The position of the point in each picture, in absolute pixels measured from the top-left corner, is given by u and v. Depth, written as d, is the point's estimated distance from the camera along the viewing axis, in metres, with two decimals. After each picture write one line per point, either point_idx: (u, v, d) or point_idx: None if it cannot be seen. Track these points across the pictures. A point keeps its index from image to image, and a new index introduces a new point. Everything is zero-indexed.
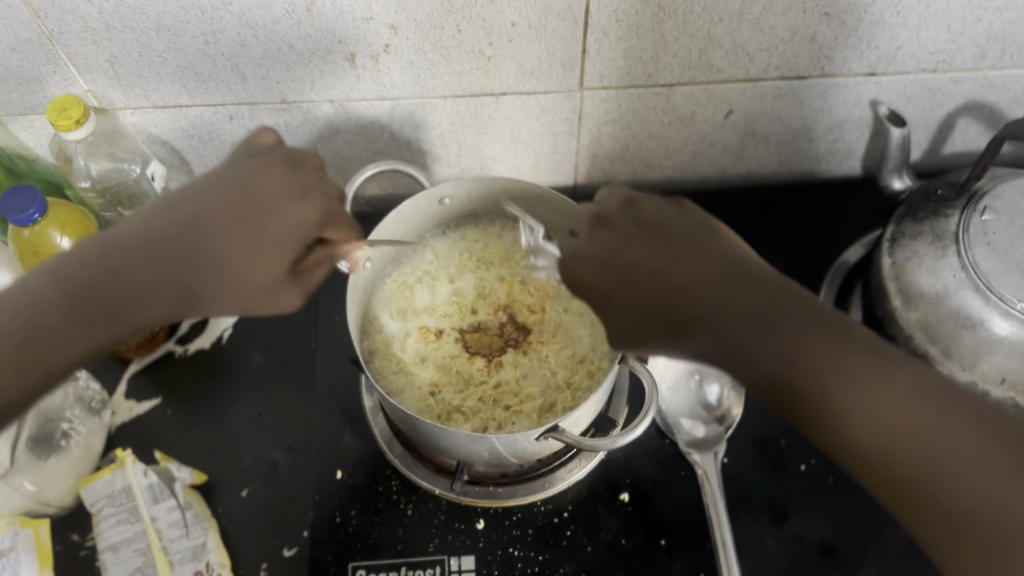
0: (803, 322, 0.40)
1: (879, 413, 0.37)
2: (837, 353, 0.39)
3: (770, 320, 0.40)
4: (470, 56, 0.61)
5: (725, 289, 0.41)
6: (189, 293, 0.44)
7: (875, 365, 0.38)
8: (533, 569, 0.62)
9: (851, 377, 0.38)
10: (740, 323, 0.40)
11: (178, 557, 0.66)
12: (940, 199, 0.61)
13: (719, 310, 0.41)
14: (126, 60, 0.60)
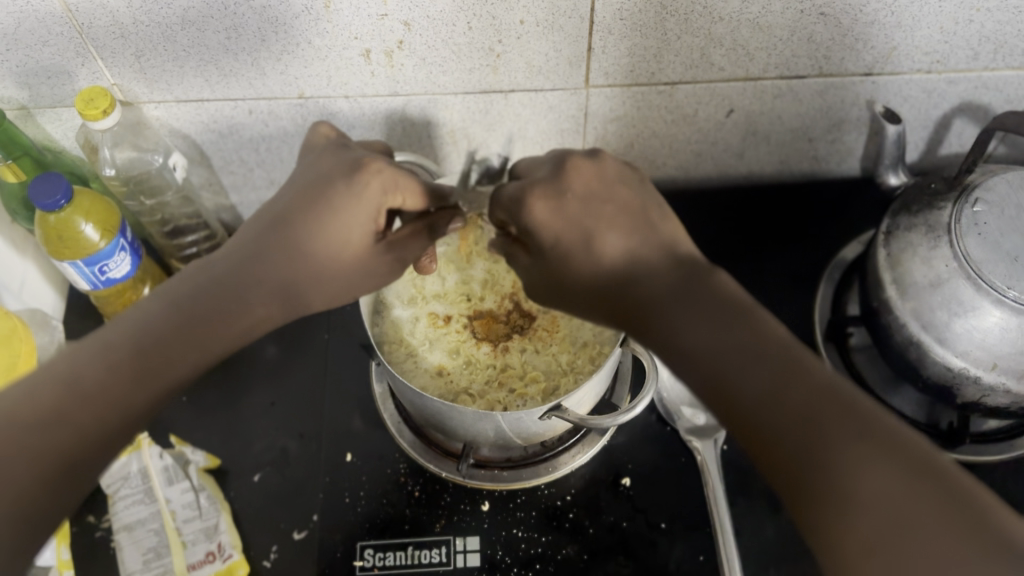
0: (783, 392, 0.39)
1: (844, 482, 0.36)
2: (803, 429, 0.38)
3: (755, 366, 0.40)
4: (480, 53, 0.64)
5: (724, 334, 0.42)
6: (290, 292, 0.48)
7: (836, 451, 0.37)
8: (536, 550, 0.64)
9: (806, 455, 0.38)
10: (723, 367, 0.41)
11: (191, 538, 0.69)
12: (934, 193, 0.63)
13: (708, 352, 0.42)
14: (151, 55, 0.63)
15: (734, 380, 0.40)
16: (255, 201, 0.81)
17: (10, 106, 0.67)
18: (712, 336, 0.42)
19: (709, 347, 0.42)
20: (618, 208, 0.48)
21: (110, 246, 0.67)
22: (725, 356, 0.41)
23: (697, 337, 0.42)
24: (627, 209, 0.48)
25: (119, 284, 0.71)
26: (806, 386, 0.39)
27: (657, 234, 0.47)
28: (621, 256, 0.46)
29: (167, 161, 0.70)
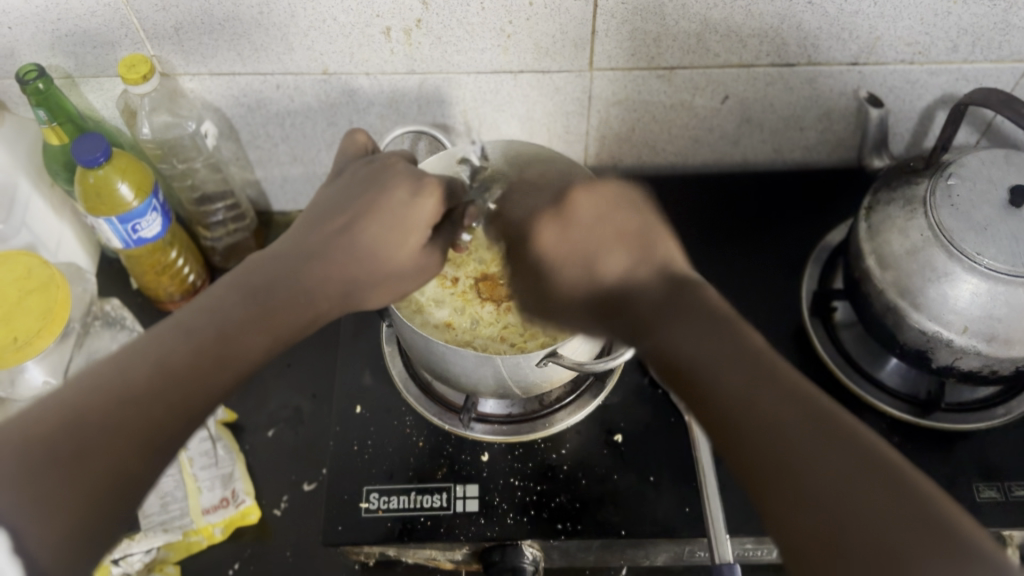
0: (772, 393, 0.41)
1: (806, 481, 0.38)
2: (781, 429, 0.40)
3: (736, 367, 0.43)
4: (492, 33, 0.69)
5: (714, 346, 0.45)
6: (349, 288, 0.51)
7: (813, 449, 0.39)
8: (532, 497, 0.67)
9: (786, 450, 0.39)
10: (706, 373, 0.44)
11: (207, 484, 0.72)
12: (912, 172, 0.67)
13: (694, 361, 0.45)
14: (189, 27, 0.69)
15: (715, 381, 0.43)
16: (278, 177, 0.86)
17: (58, 75, 0.73)
18: (700, 343, 0.45)
19: (698, 354, 0.45)
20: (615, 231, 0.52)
21: (143, 205, 0.72)
22: (712, 358, 0.44)
23: (683, 345, 0.46)
24: (624, 231, 0.52)
25: (149, 244, 0.76)
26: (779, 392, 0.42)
27: (654, 255, 0.51)
28: (616, 279, 0.51)
29: (200, 128, 0.76)
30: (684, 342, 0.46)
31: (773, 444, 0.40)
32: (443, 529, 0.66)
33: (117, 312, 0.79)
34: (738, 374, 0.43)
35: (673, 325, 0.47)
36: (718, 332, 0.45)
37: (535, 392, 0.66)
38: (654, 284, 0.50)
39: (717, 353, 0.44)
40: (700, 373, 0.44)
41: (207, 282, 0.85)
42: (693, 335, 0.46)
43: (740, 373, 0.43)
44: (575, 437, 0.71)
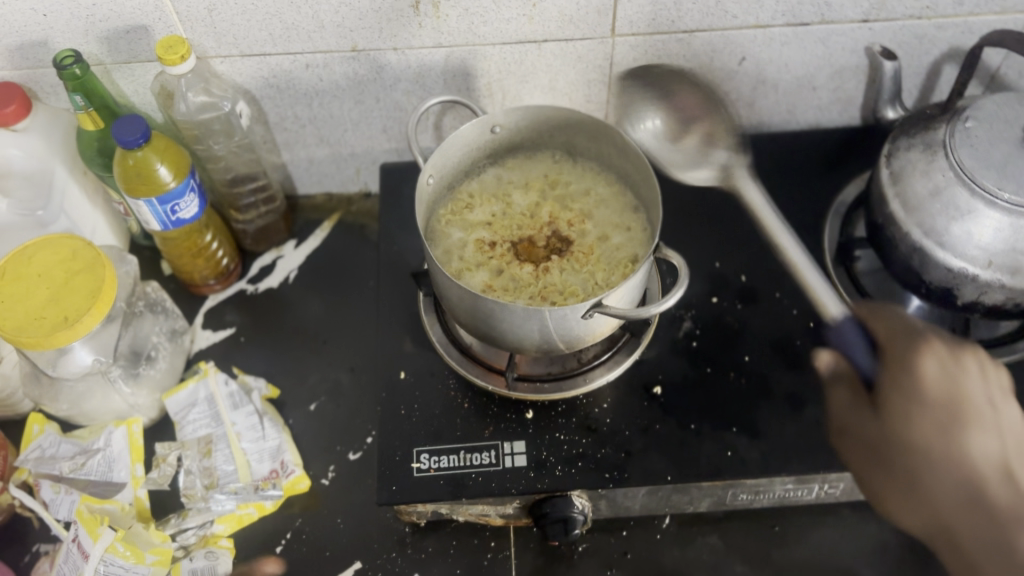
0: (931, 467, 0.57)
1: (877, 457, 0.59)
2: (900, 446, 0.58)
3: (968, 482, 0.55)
4: (518, 3, 0.71)
5: (947, 419, 0.57)
6: None
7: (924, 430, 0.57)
8: (578, 450, 0.69)
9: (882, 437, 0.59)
10: (953, 470, 0.56)
11: (256, 457, 0.74)
12: (929, 118, 0.70)
13: (958, 462, 0.56)
14: (223, 8, 0.70)
15: (959, 526, 0.55)
16: (304, 159, 0.88)
17: (91, 62, 0.74)
18: (920, 431, 0.57)
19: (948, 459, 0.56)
20: None
21: (181, 186, 0.73)
22: (984, 522, 0.54)
23: (901, 399, 0.59)
24: None
25: (187, 225, 0.77)
26: (979, 474, 0.55)
27: None
28: None
29: (234, 108, 0.77)
30: (936, 395, 0.58)
31: (964, 525, 0.55)
32: (494, 483, 0.67)
33: (156, 294, 0.81)
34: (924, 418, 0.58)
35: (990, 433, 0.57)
36: (936, 439, 0.57)
37: (578, 346, 0.68)
38: (942, 429, 0.57)
39: (911, 451, 0.57)
40: (890, 462, 0.58)
41: (239, 265, 0.87)
42: (931, 423, 0.57)
43: (936, 462, 0.57)
44: (615, 391, 0.73)
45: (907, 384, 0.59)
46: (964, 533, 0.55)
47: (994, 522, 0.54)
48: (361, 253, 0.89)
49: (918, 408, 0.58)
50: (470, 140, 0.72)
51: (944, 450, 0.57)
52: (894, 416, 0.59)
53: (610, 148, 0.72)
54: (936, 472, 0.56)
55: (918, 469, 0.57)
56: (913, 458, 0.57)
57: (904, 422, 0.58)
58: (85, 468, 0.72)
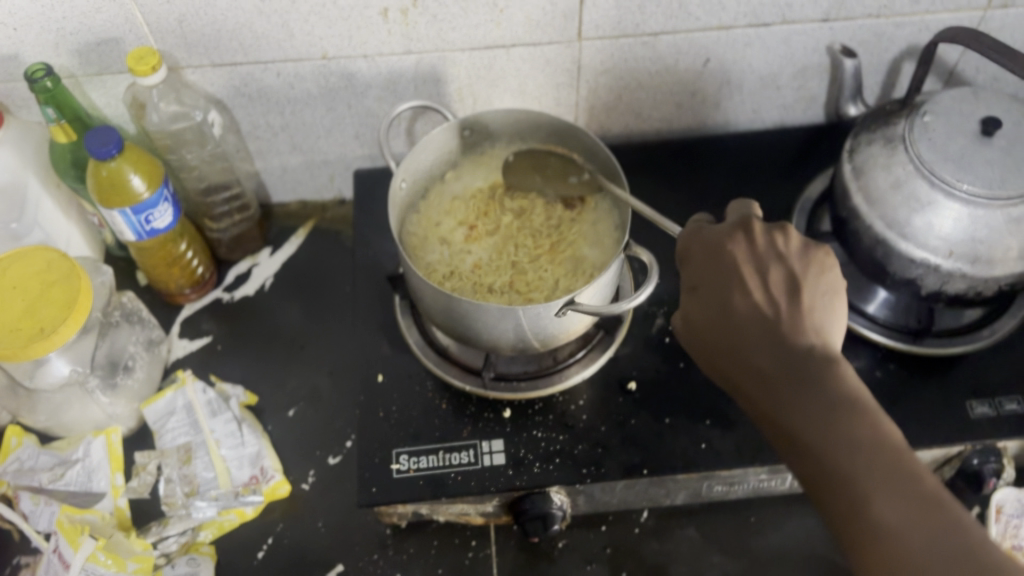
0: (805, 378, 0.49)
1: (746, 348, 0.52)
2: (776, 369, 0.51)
3: (816, 383, 0.49)
4: (485, 9, 0.72)
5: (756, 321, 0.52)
6: None
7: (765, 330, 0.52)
8: (556, 446, 0.70)
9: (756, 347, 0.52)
10: (758, 354, 0.52)
11: (236, 463, 0.74)
12: (889, 114, 0.72)
13: (801, 351, 0.50)
14: (193, 19, 0.71)
15: (773, 395, 0.50)
16: (278, 167, 0.88)
17: (62, 75, 0.74)
18: (736, 326, 0.53)
19: (758, 357, 0.51)
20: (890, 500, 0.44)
21: (154, 196, 0.74)
22: (818, 412, 0.48)
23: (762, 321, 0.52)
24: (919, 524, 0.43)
25: (161, 235, 0.77)
26: (837, 377, 0.49)
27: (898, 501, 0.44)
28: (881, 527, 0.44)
29: (207, 117, 0.78)
30: (775, 277, 0.53)
31: (822, 437, 0.47)
32: (474, 482, 0.68)
33: (133, 304, 0.81)
34: (750, 305, 0.53)
35: (836, 320, 0.52)
36: (749, 325, 0.52)
37: (553, 344, 0.69)
38: (744, 305, 0.53)
39: (738, 336, 0.53)
40: (740, 357, 0.52)
41: (215, 273, 0.87)
42: (755, 318, 0.52)
43: (751, 343, 0.52)
44: (591, 388, 0.74)
45: (749, 278, 0.54)
46: (823, 442, 0.47)
47: (836, 430, 0.47)
48: (337, 259, 0.90)
49: (737, 304, 0.53)
50: (440, 145, 0.73)
51: (789, 329, 0.51)
52: (701, 283, 0.56)
53: (578, 148, 0.73)
54: (773, 373, 0.51)
55: (748, 346, 0.52)
56: (726, 324, 0.53)
57: (752, 325, 0.52)
58: (64, 479, 0.73)
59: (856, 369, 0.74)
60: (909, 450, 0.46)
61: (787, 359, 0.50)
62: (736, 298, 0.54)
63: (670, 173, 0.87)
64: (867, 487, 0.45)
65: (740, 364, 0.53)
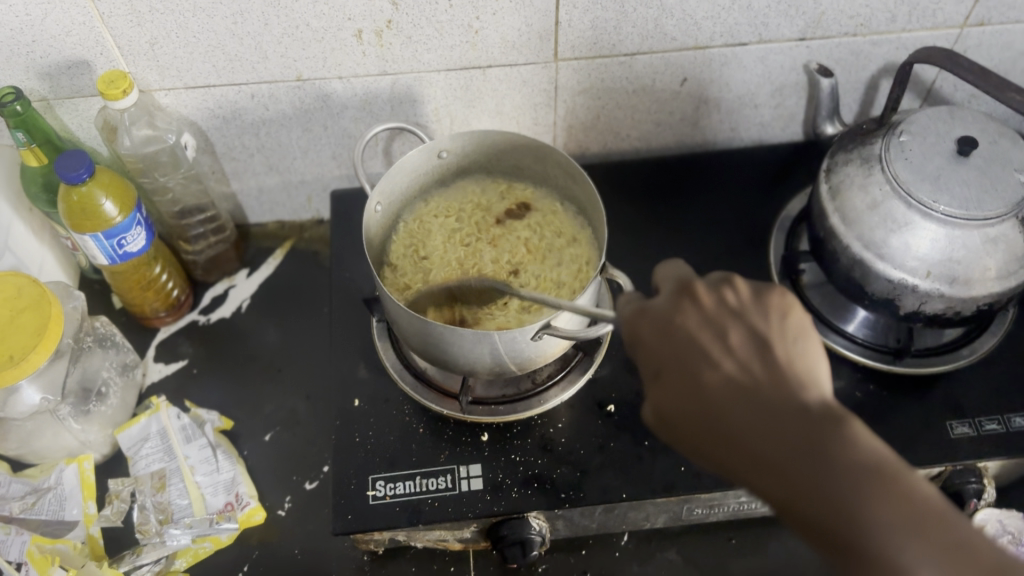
0: (800, 430, 0.38)
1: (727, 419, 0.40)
2: (761, 431, 0.39)
3: (818, 447, 0.37)
4: (460, 30, 0.72)
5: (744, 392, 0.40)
6: None
7: (743, 390, 0.40)
8: (534, 471, 0.70)
9: (741, 415, 0.39)
10: (749, 440, 0.39)
11: (210, 490, 0.73)
12: (865, 134, 0.72)
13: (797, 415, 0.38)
14: (165, 42, 0.70)
15: (754, 456, 0.39)
16: (254, 188, 0.87)
17: (33, 98, 0.73)
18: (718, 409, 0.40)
19: (759, 439, 0.38)
20: (912, 538, 0.34)
21: (127, 220, 0.73)
22: (841, 481, 0.36)
23: (728, 372, 0.41)
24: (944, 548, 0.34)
25: (134, 259, 0.77)
26: (827, 419, 0.38)
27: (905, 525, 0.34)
28: None
29: (179, 139, 0.76)
30: (739, 337, 0.42)
31: (812, 482, 0.36)
32: (451, 508, 0.67)
33: (106, 328, 0.80)
34: (725, 373, 0.41)
35: (817, 369, 0.41)
36: (734, 407, 0.40)
37: (530, 368, 0.69)
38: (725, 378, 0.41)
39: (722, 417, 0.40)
40: (730, 446, 0.39)
41: (190, 296, 0.86)
42: (733, 383, 0.41)
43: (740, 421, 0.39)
44: (570, 411, 0.73)
45: (711, 340, 0.42)
46: (818, 492, 0.36)
47: (849, 489, 0.36)
48: (315, 280, 0.89)
49: (703, 375, 0.42)
50: (415, 167, 0.73)
51: (777, 398, 0.39)
52: (664, 367, 0.43)
53: (555, 167, 0.73)
54: (761, 445, 0.38)
55: (733, 430, 0.40)
56: (701, 407, 0.41)
57: (737, 407, 0.40)
58: (36, 508, 0.71)
59: (836, 389, 0.73)
60: (903, 470, 0.36)
61: (782, 439, 0.38)
62: (704, 372, 0.42)
63: (649, 191, 0.87)
64: (884, 541, 0.34)
65: (731, 443, 0.40)
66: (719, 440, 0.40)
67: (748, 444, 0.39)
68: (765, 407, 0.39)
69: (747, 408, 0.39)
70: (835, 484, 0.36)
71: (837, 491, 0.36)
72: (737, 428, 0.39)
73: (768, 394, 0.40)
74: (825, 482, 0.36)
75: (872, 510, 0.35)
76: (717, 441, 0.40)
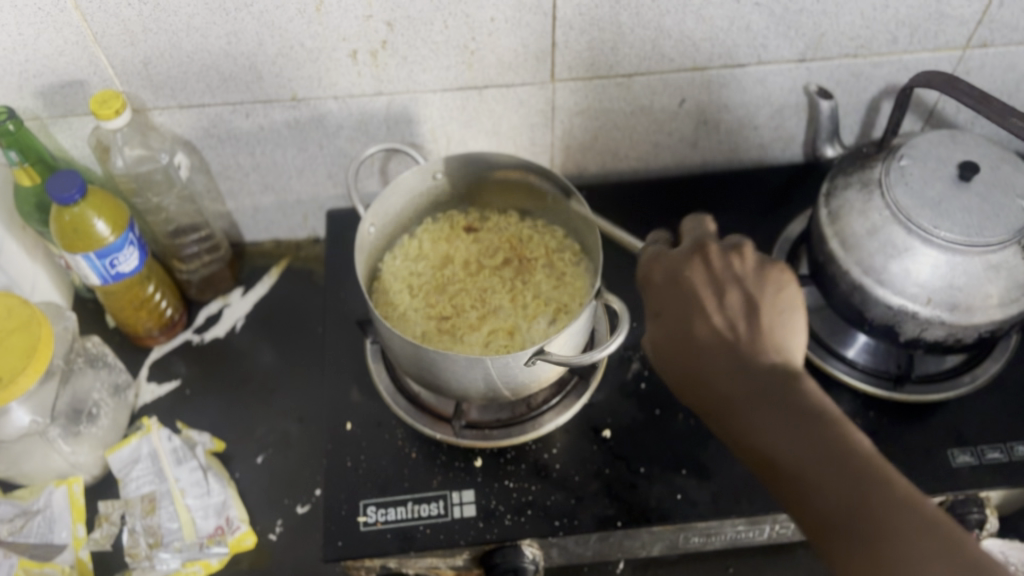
0: (779, 396, 0.48)
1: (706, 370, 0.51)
2: (742, 386, 0.49)
3: (773, 399, 0.48)
4: (456, 51, 0.72)
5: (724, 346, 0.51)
6: None
7: (735, 358, 0.50)
8: (528, 498, 0.68)
9: (728, 374, 0.50)
10: (720, 377, 0.50)
11: (201, 513, 0.72)
12: (865, 157, 0.71)
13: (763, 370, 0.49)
14: (159, 62, 0.70)
15: (741, 410, 0.49)
16: (250, 207, 0.87)
17: (27, 117, 0.73)
18: (692, 352, 0.52)
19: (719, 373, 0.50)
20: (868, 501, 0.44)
21: (119, 239, 0.72)
22: (780, 416, 0.48)
23: (726, 336, 0.51)
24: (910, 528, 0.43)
25: (127, 279, 0.76)
26: (810, 394, 0.48)
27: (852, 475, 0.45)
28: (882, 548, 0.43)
29: (172, 159, 0.77)
30: (735, 299, 0.52)
31: (793, 449, 0.47)
32: (442, 535, 0.66)
33: (98, 349, 0.79)
34: (714, 328, 0.52)
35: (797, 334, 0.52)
36: (712, 353, 0.51)
37: (524, 393, 0.68)
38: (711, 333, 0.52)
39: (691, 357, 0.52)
40: (700, 386, 0.51)
41: (184, 315, 0.86)
42: (720, 340, 0.51)
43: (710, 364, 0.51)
44: (565, 436, 0.72)
45: (708, 298, 0.53)
46: (801, 457, 0.46)
47: (806, 440, 0.47)
48: (310, 299, 0.88)
49: (698, 323, 0.52)
50: (410, 189, 0.72)
51: (805, 402, 0.48)
52: (664, 308, 0.54)
53: (551, 190, 0.72)
54: (737, 394, 0.49)
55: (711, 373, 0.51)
56: (683, 348, 0.52)
57: (714, 352, 0.51)
58: (24, 530, 0.71)
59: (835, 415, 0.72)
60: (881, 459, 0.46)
61: (746, 388, 0.49)
62: (697, 323, 0.52)
63: (647, 212, 0.86)
64: (851, 505, 0.44)
65: (708, 380, 0.51)
66: (694, 382, 0.52)
67: (716, 392, 0.50)
68: (754, 370, 0.50)
69: (733, 368, 0.50)
70: (805, 444, 0.47)
71: (817, 465, 0.46)
72: (714, 377, 0.51)
73: (758, 361, 0.50)
74: (812, 465, 0.46)
75: (835, 477, 0.45)
76: (704, 386, 0.51)
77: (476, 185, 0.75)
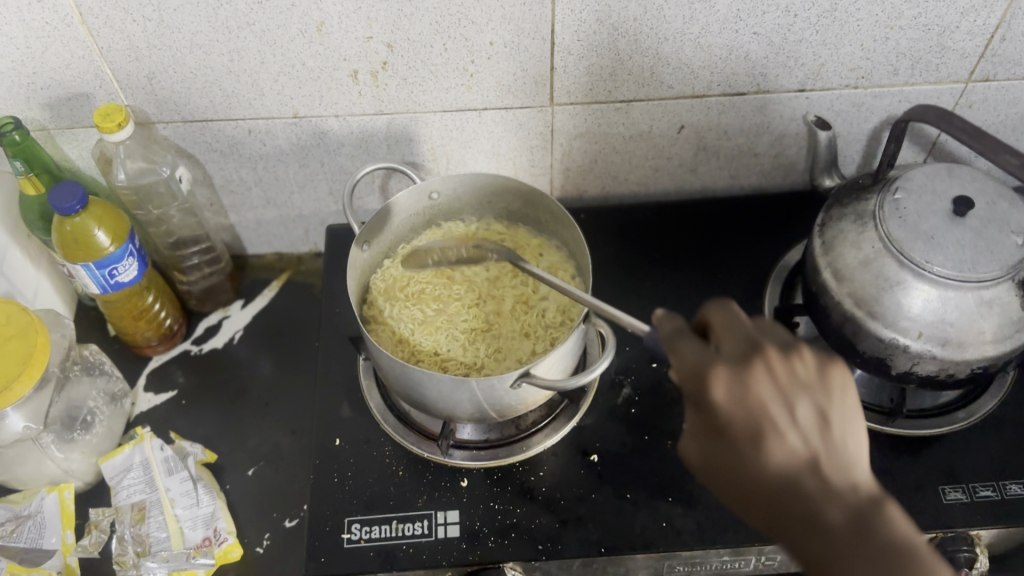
0: (859, 538, 0.44)
1: (769, 505, 0.46)
2: (830, 528, 0.44)
3: (864, 525, 0.44)
4: (456, 73, 0.73)
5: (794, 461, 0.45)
6: None
7: (816, 492, 0.44)
8: (512, 520, 0.68)
9: (811, 512, 0.44)
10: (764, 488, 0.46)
11: (190, 523, 0.73)
12: (861, 188, 0.71)
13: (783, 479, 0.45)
14: (163, 77, 0.71)
15: (820, 550, 0.44)
16: (252, 221, 0.88)
17: (34, 127, 0.75)
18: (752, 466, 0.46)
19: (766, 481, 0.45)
20: None
21: (119, 250, 0.73)
22: (844, 539, 0.44)
23: (794, 459, 0.45)
24: None
25: (126, 289, 0.77)
26: (889, 528, 0.44)
27: None
28: None
29: (174, 172, 0.77)
30: (806, 412, 0.46)
31: None
32: (425, 555, 0.66)
33: (95, 357, 0.80)
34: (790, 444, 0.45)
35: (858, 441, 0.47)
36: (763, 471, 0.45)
37: (511, 414, 0.68)
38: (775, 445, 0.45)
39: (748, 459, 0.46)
40: (785, 513, 0.45)
41: (184, 325, 0.87)
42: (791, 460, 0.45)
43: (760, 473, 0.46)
44: (553, 459, 0.72)
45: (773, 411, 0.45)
46: None
47: None
48: (308, 313, 0.89)
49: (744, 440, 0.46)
50: (405, 209, 0.73)
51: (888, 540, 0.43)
52: (729, 431, 0.46)
53: (544, 213, 0.73)
54: (820, 533, 0.44)
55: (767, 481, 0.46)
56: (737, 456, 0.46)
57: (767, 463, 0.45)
58: (15, 535, 0.71)
59: None
60: None
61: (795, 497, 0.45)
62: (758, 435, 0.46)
63: (645, 236, 0.86)
64: None
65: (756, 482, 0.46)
66: (767, 508, 0.46)
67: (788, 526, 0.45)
68: (834, 504, 0.44)
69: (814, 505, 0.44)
70: None
71: None
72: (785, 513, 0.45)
73: (842, 498, 0.44)
74: None
75: None
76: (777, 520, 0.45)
77: (471, 203, 0.75)
